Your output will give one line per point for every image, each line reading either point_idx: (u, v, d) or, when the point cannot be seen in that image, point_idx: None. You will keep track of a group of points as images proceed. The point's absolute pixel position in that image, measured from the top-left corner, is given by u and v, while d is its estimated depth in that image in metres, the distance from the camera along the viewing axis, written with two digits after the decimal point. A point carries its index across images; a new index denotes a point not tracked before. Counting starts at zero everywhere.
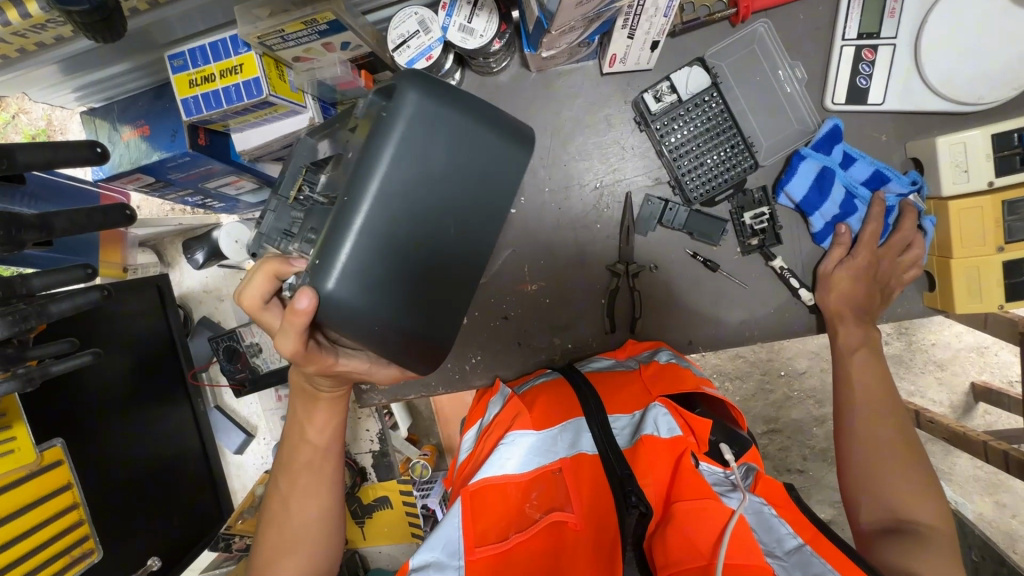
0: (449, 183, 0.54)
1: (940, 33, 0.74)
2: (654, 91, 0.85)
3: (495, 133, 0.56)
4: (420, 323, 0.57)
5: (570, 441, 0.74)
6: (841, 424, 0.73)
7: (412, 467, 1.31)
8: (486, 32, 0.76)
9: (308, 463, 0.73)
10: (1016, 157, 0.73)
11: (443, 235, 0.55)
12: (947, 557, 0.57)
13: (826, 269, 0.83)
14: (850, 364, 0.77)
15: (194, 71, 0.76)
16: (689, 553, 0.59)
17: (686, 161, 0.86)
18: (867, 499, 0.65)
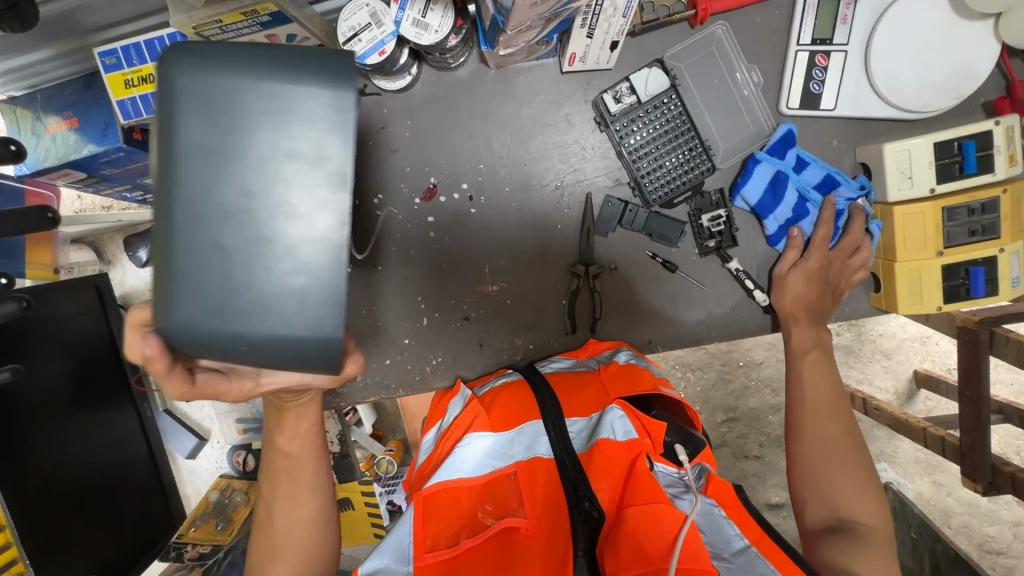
0: (252, 158, 0.43)
1: (888, 42, 0.76)
2: (613, 92, 0.84)
3: (276, 60, 0.43)
4: (299, 338, 0.45)
5: (528, 443, 0.73)
6: (792, 421, 0.75)
7: (378, 464, 1.34)
8: (441, 28, 0.73)
9: (286, 470, 0.69)
10: (955, 165, 0.75)
11: (276, 227, 0.44)
12: (883, 557, 0.60)
13: (780, 270, 0.84)
14: (802, 363, 0.78)
15: (130, 72, 0.70)
16: (638, 557, 0.59)
17: (645, 162, 0.85)
18: (812, 499, 0.68)
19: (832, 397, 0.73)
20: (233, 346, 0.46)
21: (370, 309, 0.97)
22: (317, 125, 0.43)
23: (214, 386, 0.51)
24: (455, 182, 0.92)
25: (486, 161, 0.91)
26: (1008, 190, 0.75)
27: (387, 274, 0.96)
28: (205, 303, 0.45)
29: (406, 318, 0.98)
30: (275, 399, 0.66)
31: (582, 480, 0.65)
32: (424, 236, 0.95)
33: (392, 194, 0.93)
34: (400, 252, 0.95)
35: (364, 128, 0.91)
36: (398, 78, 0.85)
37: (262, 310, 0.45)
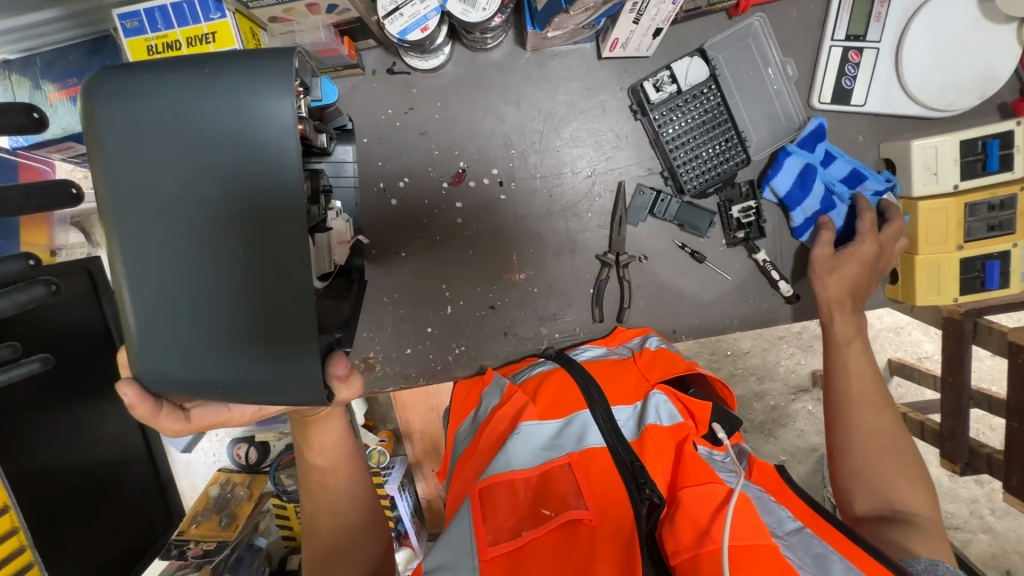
0: (187, 193, 0.47)
1: (920, 41, 0.78)
2: (654, 80, 0.83)
3: (192, 89, 0.46)
4: (254, 365, 0.49)
5: (578, 434, 0.74)
6: (835, 412, 0.76)
7: (370, 454, 1.37)
8: (489, 6, 0.70)
9: (322, 481, 0.67)
10: (977, 163, 0.79)
11: (219, 263, 0.48)
12: (938, 541, 0.64)
13: (849, 251, 0.81)
14: (846, 354, 0.79)
15: (154, 37, 0.65)
16: (699, 537, 0.60)
17: (682, 152, 0.86)
18: (861, 488, 0.70)
19: (877, 388, 0.74)
20: (202, 380, 0.50)
21: (392, 296, 0.95)
22: (246, 152, 0.46)
23: (205, 417, 0.57)
24: (484, 168, 0.90)
25: (518, 147, 0.90)
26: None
27: (411, 261, 0.94)
28: (167, 341, 0.50)
29: (427, 306, 0.96)
30: (298, 414, 0.64)
31: (639, 467, 0.68)
32: (449, 223, 0.93)
33: (419, 178, 0.91)
34: (425, 238, 0.93)
35: (391, 107, 0.88)
36: (431, 57, 0.82)
37: (223, 339, 0.49)
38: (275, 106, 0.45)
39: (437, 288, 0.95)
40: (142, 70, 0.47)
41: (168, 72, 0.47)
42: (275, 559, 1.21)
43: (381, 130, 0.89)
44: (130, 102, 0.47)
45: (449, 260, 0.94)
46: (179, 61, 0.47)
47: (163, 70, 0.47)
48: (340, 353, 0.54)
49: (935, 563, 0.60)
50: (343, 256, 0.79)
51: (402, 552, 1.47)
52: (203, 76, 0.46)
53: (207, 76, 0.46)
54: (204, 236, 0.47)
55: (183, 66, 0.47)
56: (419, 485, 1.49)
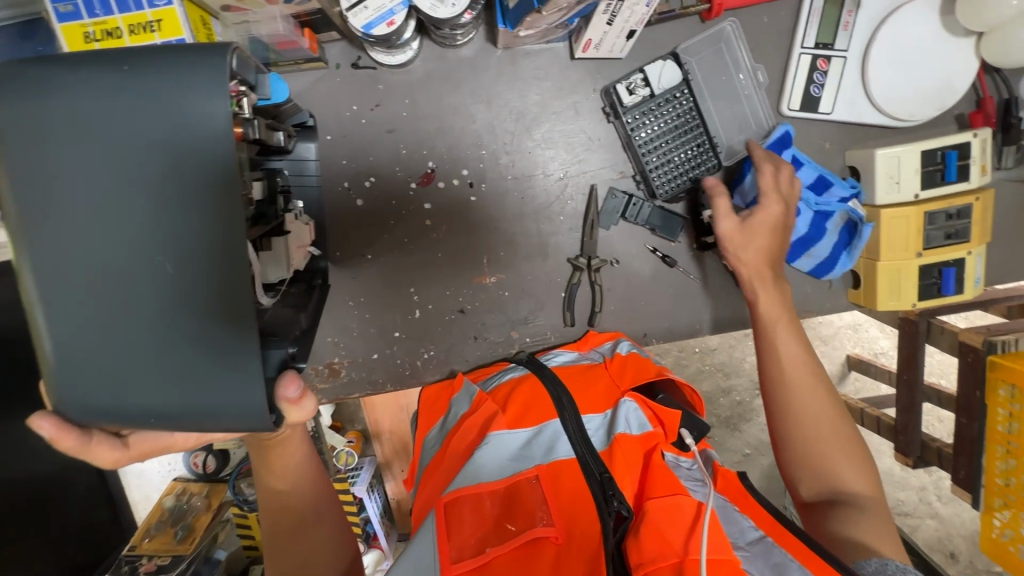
0: (115, 205, 0.43)
1: (885, 52, 0.80)
2: (627, 83, 0.83)
3: (121, 86, 0.42)
4: (192, 389, 0.45)
5: (547, 445, 0.74)
6: (771, 396, 0.76)
7: (338, 455, 1.32)
8: (458, 2, 0.68)
9: (287, 500, 0.64)
10: (937, 173, 0.81)
11: (151, 279, 0.44)
12: (878, 520, 0.66)
13: (754, 218, 0.79)
14: (775, 332, 0.78)
15: (91, 23, 0.59)
16: (664, 552, 0.60)
17: (654, 156, 0.85)
18: (808, 474, 0.72)
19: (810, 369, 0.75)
20: (133, 408, 0.46)
21: (357, 299, 0.92)
22: (195, 159, 0.43)
23: (146, 442, 0.52)
24: (453, 168, 0.87)
25: (489, 147, 0.87)
26: (980, 198, 0.82)
27: (377, 263, 0.91)
28: (91, 367, 0.45)
29: (395, 309, 0.93)
30: (255, 437, 0.62)
31: (608, 479, 0.68)
32: (418, 224, 0.90)
33: (386, 177, 0.87)
34: (392, 240, 0.90)
35: (356, 103, 0.84)
36: (398, 52, 0.79)
37: (156, 362, 0.45)
38: (226, 106, 0.42)
39: (405, 291, 0.92)
40: (54, 67, 0.43)
41: (86, 71, 0.43)
42: (236, 569, 1.15)
43: (345, 128, 0.85)
44: (44, 105, 0.42)
45: (416, 262, 0.91)
46: (97, 56, 0.43)
47: (78, 69, 0.43)
48: (291, 371, 0.50)
49: (885, 564, 0.61)
50: (303, 260, 0.75)
51: (370, 553, 1.45)
52: (125, 75, 0.42)
53: (131, 71, 0.43)
54: (135, 251, 0.44)
55: (116, 62, 0.43)
56: (388, 486, 1.47)
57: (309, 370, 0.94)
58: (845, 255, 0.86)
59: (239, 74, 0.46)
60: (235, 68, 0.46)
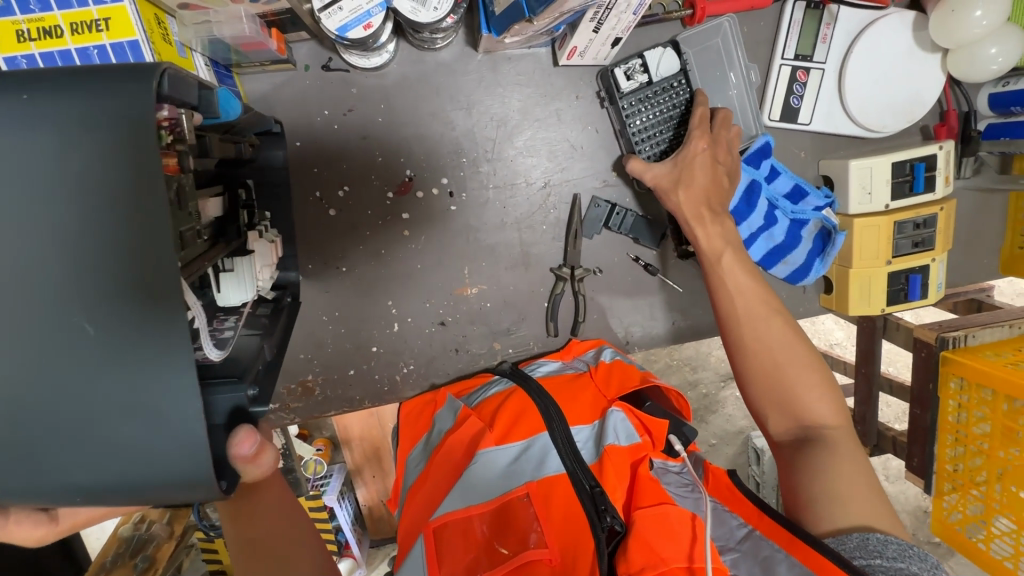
0: (71, 247, 0.38)
1: (861, 67, 0.82)
2: (625, 68, 0.80)
3: (77, 113, 0.37)
4: (160, 446, 0.40)
5: (537, 460, 0.72)
6: (731, 336, 0.75)
7: (305, 465, 1.29)
8: (441, 5, 0.64)
9: (264, 555, 0.54)
10: (906, 184, 0.84)
11: (110, 326, 0.39)
12: (848, 456, 0.66)
13: (686, 157, 0.78)
14: (723, 271, 0.77)
15: (26, 20, 0.52)
16: (652, 559, 0.58)
17: (648, 145, 0.83)
18: (776, 412, 0.71)
19: (760, 303, 0.74)
20: (93, 473, 0.40)
21: (332, 314, 0.87)
22: (160, 194, 0.38)
23: (77, 514, 0.47)
24: (433, 177, 0.84)
25: (469, 155, 0.84)
26: (944, 208, 0.86)
27: (352, 276, 0.86)
28: (37, 431, 0.39)
29: (371, 323, 0.89)
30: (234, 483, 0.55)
31: (600, 492, 0.66)
32: (394, 234, 0.86)
33: (360, 186, 0.83)
34: (368, 251, 0.86)
35: (328, 108, 0.79)
36: (373, 56, 0.75)
37: (117, 420, 0.39)
38: None
39: (382, 303, 0.88)
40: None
41: (37, 95, 0.38)
42: None
43: (316, 134, 0.80)
44: None
45: (394, 274, 0.87)
46: (50, 75, 0.38)
47: (23, 92, 0.37)
48: (246, 427, 0.46)
49: (865, 538, 0.60)
50: (269, 280, 0.69)
51: (344, 562, 1.40)
52: (79, 99, 0.37)
53: (87, 90, 0.37)
54: (90, 301, 0.38)
55: (65, 81, 0.38)
56: (359, 493, 1.41)
57: (280, 389, 0.89)
58: (818, 262, 0.88)
59: (170, 96, 0.42)
60: (164, 90, 0.41)
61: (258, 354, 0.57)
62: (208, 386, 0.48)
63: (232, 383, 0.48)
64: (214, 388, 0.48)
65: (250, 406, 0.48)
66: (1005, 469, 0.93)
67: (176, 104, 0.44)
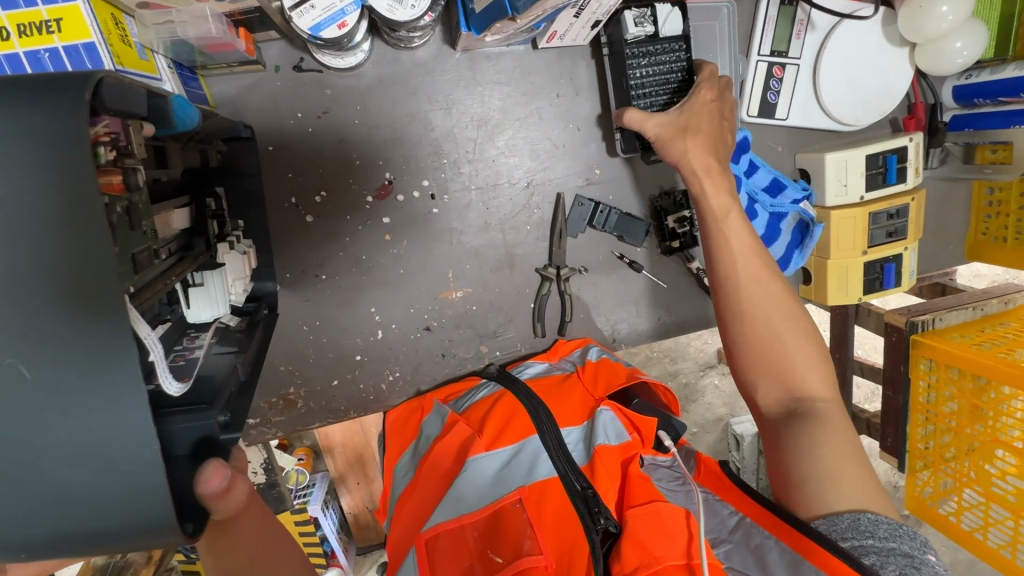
0: (36, 277, 0.35)
1: (834, 63, 0.83)
2: (636, 14, 0.75)
3: (34, 132, 0.34)
4: (146, 481, 0.38)
5: (528, 465, 0.69)
6: (727, 300, 0.70)
7: (287, 476, 1.26)
8: (418, 3, 0.62)
9: None
10: (879, 176, 0.86)
11: (84, 356, 0.36)
12: (842, 430, 0.61)
13: (692, 105, 0.76)
14: (727, 227, 0.72)
15: None
16: (645, 558, 0.55)
17: (644, 102, 0.78)
18: (767, 382, 0.66)
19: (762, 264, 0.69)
20: (77, 510, 0.38)
21: (312, 323, 0.84)
22: None
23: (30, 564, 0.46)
24: (414, 179, 0.82)
25: (450, 156, 0.82)
26: (915, 198, 0.89)
27: (333, 284, 0.84)
28: (9, 472, 0.36)
29: (354, 330, 0.86)
30: (212, 529, 0.50)
31: (592, 494, 0.63)
32: (375, 239, 0.83)
33: (338, 191, 0.80)
34: (349, 257, 0.83)
35: (301, 110, 0.76)
36: (347, 55, 0.72)
37: (97, 454, 0.37)
38: None
39: (365, 311, 0.86)
40: None
41: None
42: None
43: (289, 138, 0.77)
44: None
45: (376, 279, 0.85)
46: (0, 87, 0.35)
47: None
48: (215, 461, 0.45)
49: (858, 519, 0.57)
50: (242, 292, 0.67)
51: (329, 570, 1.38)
52: (32, 115, 0.34)
53: (44, 102, 0.34)
54: (59, 333, 0.36)
55: (18, 97, 0.34)
56: (344, 500, 1.37)
57: (261, 403, 0.86)
58: (797, 254, 0.89)
59: (110, 107, 0.39)
60: (101, 101, 0.38)
61: (232, 374, 0.55)
62: (166, 414, 0.46)
63: (204, 409, 0.46)
64: (173, 418, 0.45)
65: (220, 434, 0.46)
66: (972, 446, 0.97)
67: (119, 117, 0.41)
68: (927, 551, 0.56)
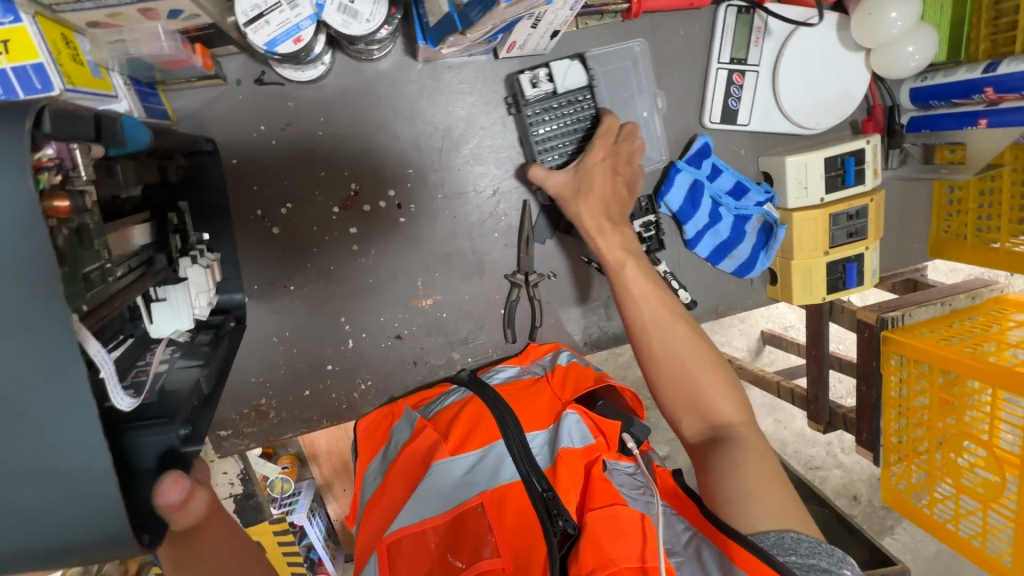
0: None
1: (793, 69, 0.85)
2: (530, 76, 0.79)
3: None
4: (84, 504, 0.38)
5: (492, 469, 0.69)
6: (638, 343, 0.72)
7: (272, 484, 1.25)
8: (373, 17, 0.63)
9: None
10: (838, 177, 0.88)
11: (24, 378, 0.36)
12: (759, 450, 0.62)
13: (586, 165, 0.79)
14: (626, 277, 0.75)
15: None
16: (601, 560, 0.55)
17: (552, 156, 0.82)
18: (687, 415, 0.68)
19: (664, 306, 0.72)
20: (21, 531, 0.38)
21: (282, 334, 0.85)
22: None
23: None
24: (379, 190, 0.82)
25: (416, 165, 0.83)
26: (874, 199, 0.90)
27: (302, 295, 0.84)
28: None
29: (324, 340, 0.87)
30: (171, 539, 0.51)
31: (552, 497, 0.64)
32: (343, 249, 0.84)
33: (304, 203, 0.81)
34: (317, 268, 0.83)
35: (264, 123, 0.77)
36: (309, 68, 0.73)
37: (40, 475, 0.38)
38: None
39: (335, 320, 0.86)
40: None
41: None
42: None
43: (254, 150, 0.78)
44: None
45: (345, 289, 0.85)
46: None
47: None
48: (173, 472, 0.45)
49: (782, 536, 0.56)
50: (207, 307, 0.66)
51: None
52: None
53: None
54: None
55: None
56: (330, 508, 1.36)
57: (233, 414, 0.86)
58: (763, 255, 0.91)
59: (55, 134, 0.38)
60: (45, 129, 0.37)
61: (195, 388, 0.55)
62: (129, 429, 0.46)
63: (162, 423, 0.47)
64: (138, 431, 0.46)
65: (182, 447, 0.47)
66: (944, 438, 1.00)
67: (64, 141, 0.40)
68: (848, 564, 0.55)
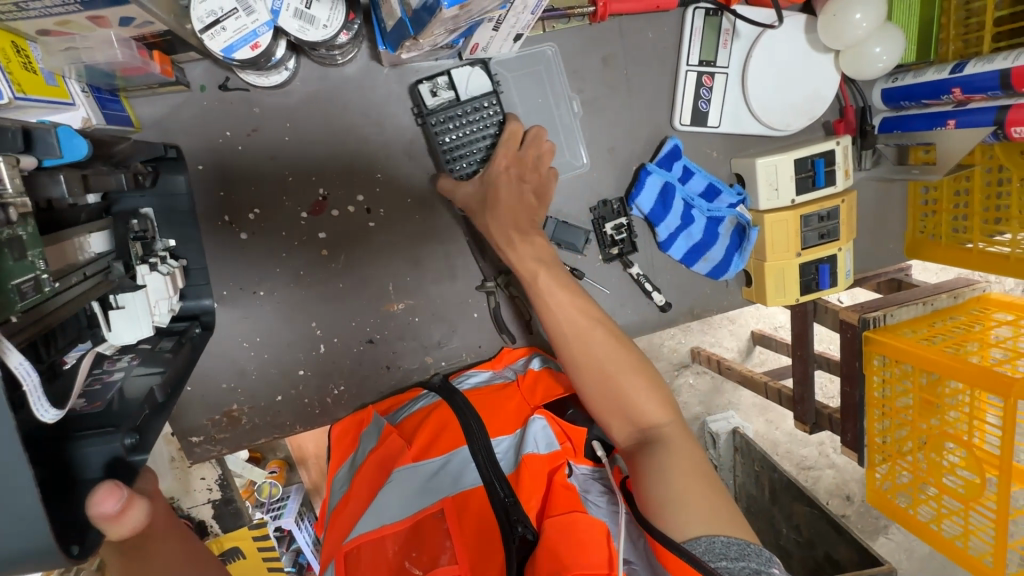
0: None
1: (761, 71, 0.85)
2: (430, 85, 0.79)
3: None
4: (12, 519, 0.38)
5: (455, 475, 0.69)
6: (561, 354, 0.72)
7: (259, 489, 1.20)
8: (331, 22, 0.64)
9: None
10: (809, 179, 0.88)
11: None
12: (683, 448, 0.63)
13: (491, 174, 0.77)
14: (540, 289, 0.73)
15: None
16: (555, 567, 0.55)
17: (460, 164, 0.81)
18: (617, 420, 0.68)
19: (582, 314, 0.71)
20: None
21: (253, 340, 0.85)
22: None
23: None
24: (348, 195, 0.82)
25: (384, 170, 0.83)
26: (845, 200, 0.90)
27: (272, 300, 0.84)
28: None
29: (296, 345, 0.86)
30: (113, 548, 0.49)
31: (512, 503, 0.64)
32: (312, 254, 0.83)
33: (272, 209, 0.81)
34: (287, 273, 0.83)
35: (230, 129, 0.77)
36: (271, 73, 0.73)
37: None
38: None
39: (306, 325, 0.86)
40: None
41: None
42: None
43: (221, 156, 0.78)
44: None
45: (316, 294, 0.85)
46: None
47: None
48: (109, 482, 0.43)
49: (713, 540, 0.54)
50: (167, 314, 0.66)
51: None
52: None
53: None
54: None
55: None
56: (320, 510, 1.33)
57: (205, 420, 0.86)
58: (736, 257, 0.91)
59: None
60: None
61: (148, 396, 0.54)
62: (75, 438, 0.46)
63: (106, 432, 0.47)
64: (84, 440, 0.46)
65: (129, 456, 0.47)
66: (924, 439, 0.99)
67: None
68: (775, 563, 0.55)
